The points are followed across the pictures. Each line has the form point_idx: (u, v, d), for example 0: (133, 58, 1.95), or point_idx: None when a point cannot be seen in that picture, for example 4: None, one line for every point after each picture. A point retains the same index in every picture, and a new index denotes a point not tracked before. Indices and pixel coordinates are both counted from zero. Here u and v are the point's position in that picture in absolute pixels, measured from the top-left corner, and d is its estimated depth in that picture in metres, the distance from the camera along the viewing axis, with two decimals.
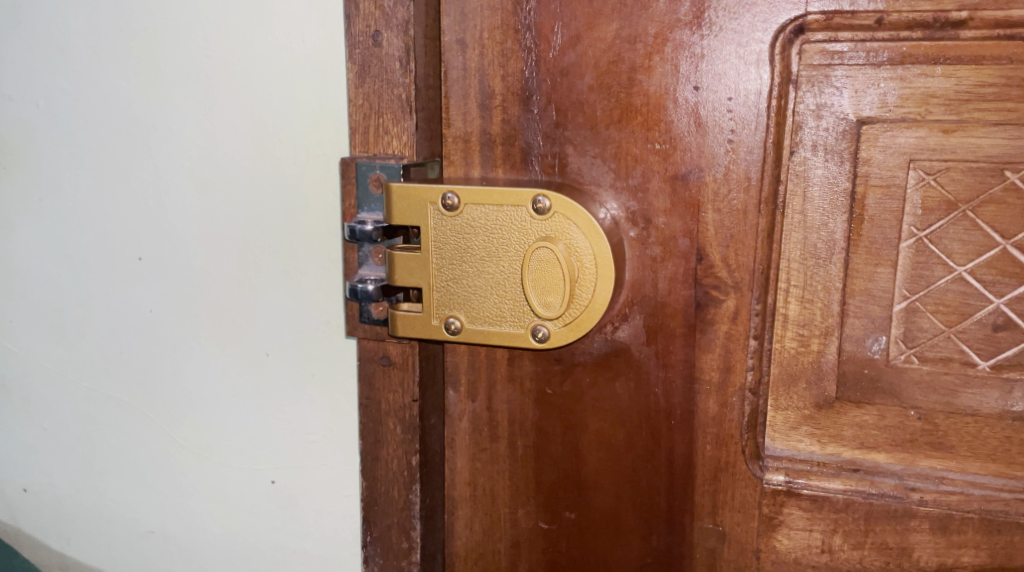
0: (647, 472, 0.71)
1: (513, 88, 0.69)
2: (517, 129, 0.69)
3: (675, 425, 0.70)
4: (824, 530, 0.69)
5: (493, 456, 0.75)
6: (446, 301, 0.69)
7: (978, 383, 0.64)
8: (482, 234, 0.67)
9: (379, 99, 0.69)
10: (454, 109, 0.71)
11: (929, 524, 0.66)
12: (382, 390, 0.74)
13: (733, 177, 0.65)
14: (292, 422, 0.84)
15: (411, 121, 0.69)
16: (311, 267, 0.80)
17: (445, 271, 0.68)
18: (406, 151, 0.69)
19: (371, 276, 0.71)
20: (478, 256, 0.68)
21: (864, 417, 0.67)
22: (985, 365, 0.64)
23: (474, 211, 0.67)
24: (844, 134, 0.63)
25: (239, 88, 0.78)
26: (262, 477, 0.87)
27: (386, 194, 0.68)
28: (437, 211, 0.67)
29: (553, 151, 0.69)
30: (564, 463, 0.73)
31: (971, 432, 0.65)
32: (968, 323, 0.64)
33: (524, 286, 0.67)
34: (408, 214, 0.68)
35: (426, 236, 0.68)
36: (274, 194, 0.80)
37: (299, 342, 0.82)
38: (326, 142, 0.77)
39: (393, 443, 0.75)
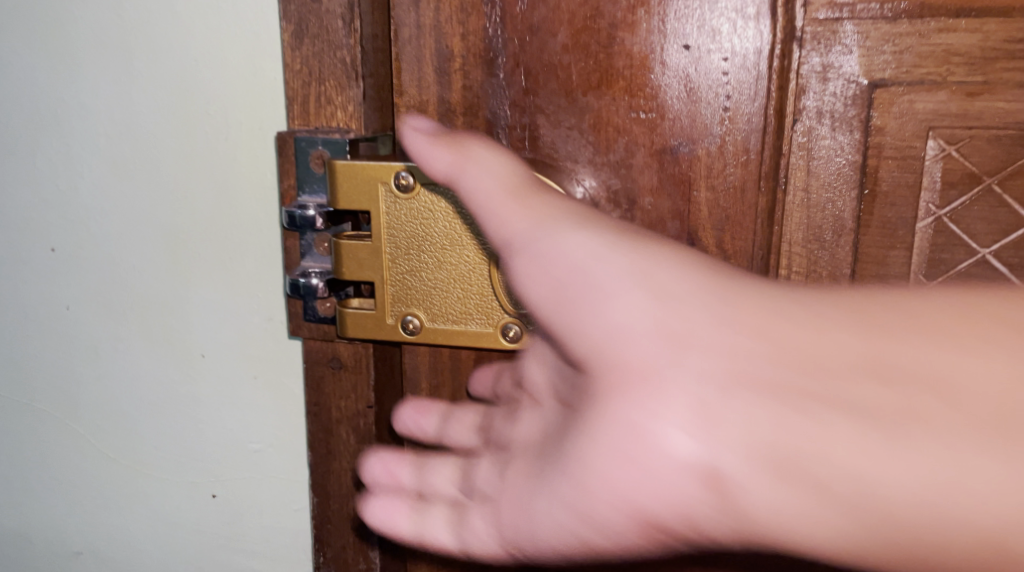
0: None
1: (474, 50, 0.60)
2: (480, 97, 0.60)
3: None
4: (533, 540, 0.51)
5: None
6: (402, 297, 0.61)
7: (664, 329, 0.47)
8: (440, 218, 0.59)
9: (320, 62, 0.60)
10: (407, 74, 0.61)
11: (766, 501, 0.45)
12: (332, 396, 0.65)
13: (728, 150, 0.58)
14: (232, 431, 0.75)
15: (357, 89, 0.60)
16: (249, 258, 0.71)
17: (400, 258, 0.60)
18: (352, 124, 0.61)
19: (315, 268, 0.62)
20: (438, 242, 0.59)
21: (584, 401, 0.49)
22: (654, 301, 0.47)
23: (431, 190, 0.58)
24: (853, 99, 0.56)
25: (160, 53, 0.68)
26: (202, 490, 0.78)
27: (329, 172, 0.59)
28: (389, 191, 0.59)
29: (522, 122, 0.60)
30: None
31: (678, 376, 0.46)
32: (642, 256, 0.48)
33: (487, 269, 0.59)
34: (355, 194, 0.60)
35: (378, 221, 0.60)
36: (203, 176, 0.70)
37: (238, 341, 0.73)
38: (261, 114, 0.67)
39: (347, 456, 0.67)
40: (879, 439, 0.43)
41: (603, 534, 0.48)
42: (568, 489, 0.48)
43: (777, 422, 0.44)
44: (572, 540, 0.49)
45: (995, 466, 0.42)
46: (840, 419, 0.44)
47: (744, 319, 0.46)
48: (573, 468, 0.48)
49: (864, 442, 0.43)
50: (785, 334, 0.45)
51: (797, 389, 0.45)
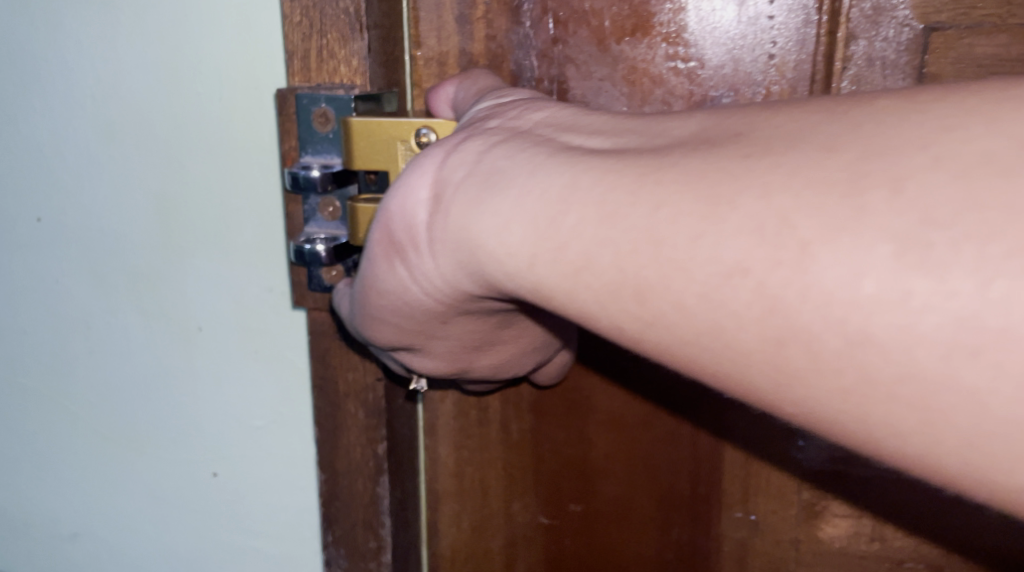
0: (662, 451, 0.68)
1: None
2: (505, 48, 0.60)
3: (701, 406, 0.66)
4: (363, 300, 0.52)
5: (482, 443, 0.69)
6: None
7: (485, 116, 0.50)
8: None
9: (320, 13, 0.56)
10: (424, 26, 0.60)
11: (462, 221, 0.45)
12: (340, 368, 0.63)
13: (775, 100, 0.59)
14: (232, 405, 0.72)
15: (362, 41, 0.56)
16: (247, 226, 0.67)
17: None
18: (357, 80, 0.57)
19: (321, 234, 0.58)
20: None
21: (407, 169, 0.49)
22: (490, 101, 0.52)
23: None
24: (908, 46, 0.56)
25: (147, 7, 0.64)
26: (201, 468, 0.75)
27: (342, 128, 0.56)
28: (411, 150, 0.56)
29: (550, 74, 0.60)
30: (568, 447, 0.69)
31: (470, 130, 0.48)
32: (515, 91, 0.52)
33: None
34: (372, 154, 0.56)
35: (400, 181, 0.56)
36: (197, 138, 0.66)
37: (236, 313, 0.69)
38: (258, 72, 0.63)
39: (355, 430, 0.64)
40: (582, 166, 0.41)
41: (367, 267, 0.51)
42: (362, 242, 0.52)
43: (499, 155, 0.45)
44: (366, 280, 0.51)
45: (782, 195, 0.36)
46: (599, 141, 0.44)
47: (549, 108, 0.48)
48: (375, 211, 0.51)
49: (541, 158, 0.43)
50: (576, 120, 0.46)
51: (564, 144, 0.44)
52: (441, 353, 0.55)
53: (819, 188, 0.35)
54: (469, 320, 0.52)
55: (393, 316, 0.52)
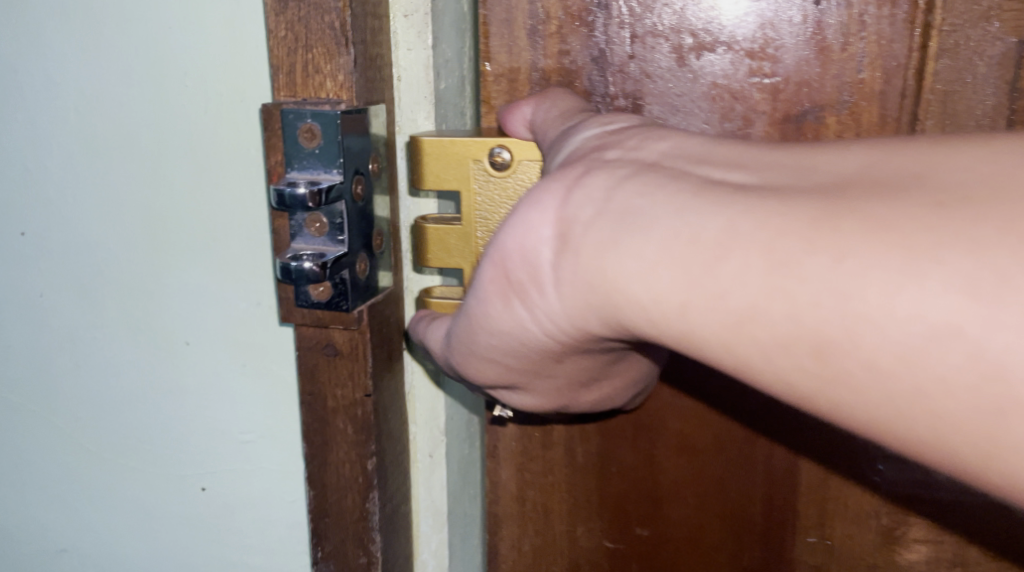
0: (730, 473, 0.68)
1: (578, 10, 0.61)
2: (578, 64, 0.62)
3: (776, 426, 0.66)
4: (472, 337, 0.55)
5: (547, 467, 0.70)
6: None
7: (599, 146, 0.51)
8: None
9: (305, 27, 0.56)
10: (495, 41, 0.63)
11: (596, 263, 0.46)
12: (328, 384, 0.63)
13: (861, 117, 0.61)
14: (219, 420, 0.71)
15: (347, 56, 0.55)
16: (234, 240, 0.67)
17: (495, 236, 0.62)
18: (343, 95, 0.56)
19: (306, 250, 0.58)
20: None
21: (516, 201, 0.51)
22: (598, 129, 0.53)
23: (528, 169, 0.61)
24: (998, 60, 0.59)
25: (131, 20, 0.63)
26: (189, 483, 0.74)
27: (413, 146, 0.62)
28: (482, 169, 0.61)
29: (626, 91, 0.62)
30: (635, 471, 0.69)
31: (588, 162, 0.49)
32: (620, 116, 0.53)
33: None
34: (441, 174, 0.62)
35: (469, 199, 0.62)
36: (183, 153, 0.65)
37: (224, 328, 0.69)
38: (243, 85, 0.63)
39: (345, 445, 0.64)
40: (731, 209, 0.43)
41: (480, 303, 0.52)
42: (475, 275, 0.53)
43: (633, 191, 0.46)
44: (481, 316, 0.53)
45: (969, 242, 0.38)
46: (741, 176, 0.46)
47: (671, 137, 0.50)
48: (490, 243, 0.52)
49: (682, 197, 0.45)
50: (706, 151, 0.48)
51: (704, 177, 0.46)
52: (543, 390, 0.58)
53: (1000, 229, 0.38)
54: (580, 360, 0.54)
55: (504, 351, 0.54)
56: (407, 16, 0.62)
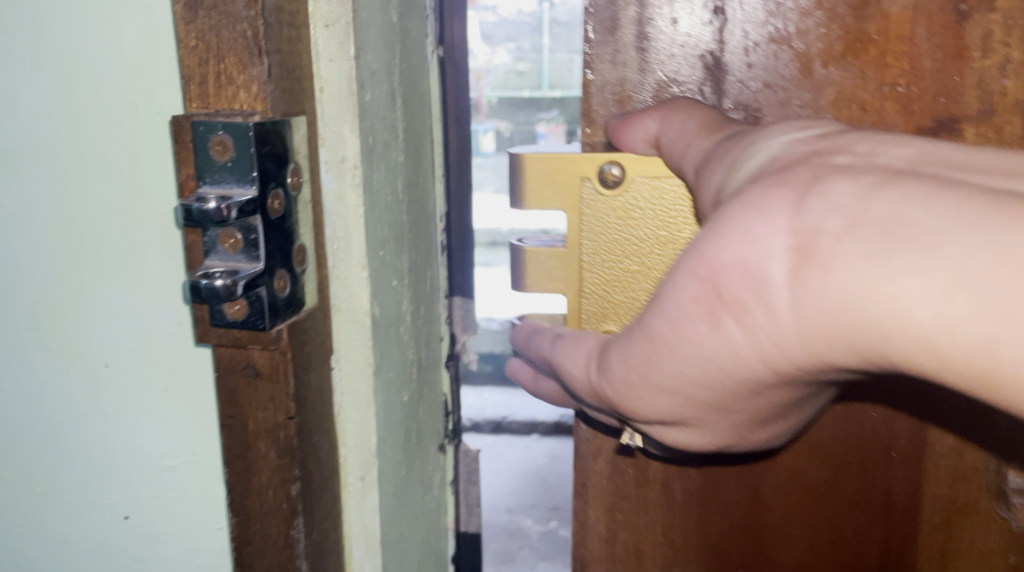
0: (831, 502, 0.81)
1: (680, 24, 0.73)
2: (691, 75, 0.74)
3: (893, 458, 0.79)
4: (662, 357, 0.57)
5: (639, 506, 0.83)
6: (595, 293, 0.74)
7: (814, 152, 0.54)
8: (643, 213, 0.73)
9: (216, 37, 0.54)
10: (609, 55, 0.75)
11: (854, 280, 0.49)
12: (248, 406, 0.60)
13: (1003, 127, 0.72)
14: (142, 447, 0.69)
15: (261, 66, 0.54)
16: (153, 257, 0.64)
17: (601, 250, 0.74)
18: (257, 106, 0.54)
19: (219, 267, 0.56)
20: (636, 237, 0.74)
21: (727, 205, 0.53)
22: (798, 138, 0.56)
23: (638, 185, 0.72)
24: None
25: (43, 31, 0.61)
26: (111, 512, 0.71)
27: (520, 164, 0.72)
28: (592, 187, 0.73)
29: (743, 101, 0.74)
30: (739, 510, 0.82)
31: (815, 167, 0.52)
32: (817, 123, 0.57)
33: (656, 245, 0.74)
34: (545, 188, 0.73)
35: (575, 219, 0.74)
36: (100, 167, 0.63)
37: (145, 349, 0.66)
38: (158, 96, 0.60)
39: (267, 470, 0.61)
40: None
41: (683, 320, 0.55)
42: (669, 290, 0.56)
43: (895, 198, 0.49)
44: (670, 336, 0.56)
45: None
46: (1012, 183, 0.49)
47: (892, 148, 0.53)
48: (687, 252, 0.55)
49: (966, 205, 0.47)
50: (947, 156, 0.52)
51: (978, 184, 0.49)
52: (710, 427, 0.62)
53: None
54: (774, 396, 0.58)
55: (684, 376, 0.57)
56: (328, 26, 0.61)
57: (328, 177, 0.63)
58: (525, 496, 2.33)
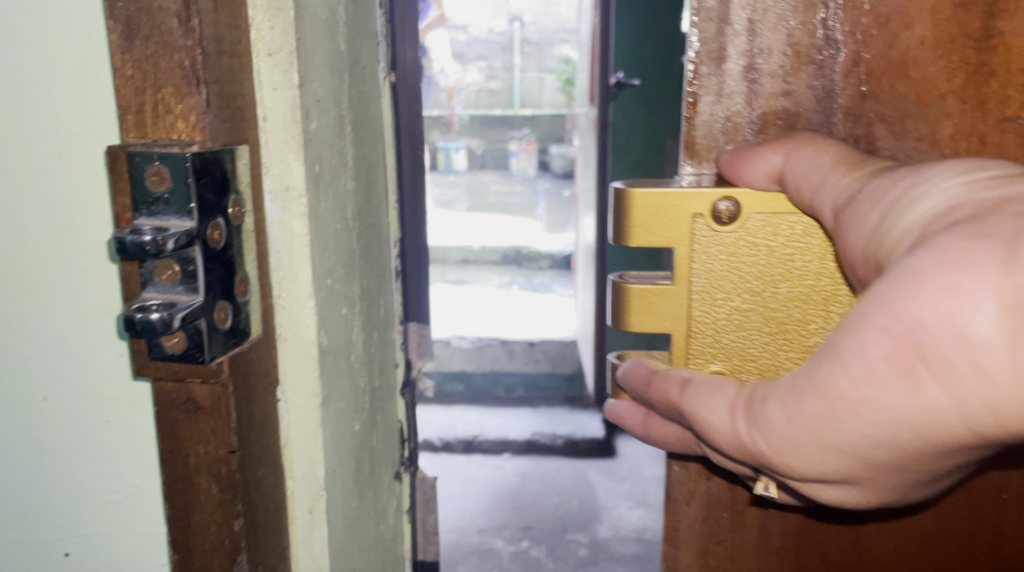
0: (942, 556, 0.69)
1: (792, 51, 0.63)
2: (800, 105, 0.64)
3: (1007, 500, 0.67)
4: (841, 417, 0.50)
5: (733, 552, 0.70)
6: (704, 340, 0.64)
7: (999, 198, 0.47)
8: (760, 253, 0.63)
9: (154, 67, 0.53)
10: (706, 84, 0.64)
11: None
12: (189, 441, 0.59)
13: None
14: (83, 483, 0.67)
15: (200, 96, 0.53)
16: (93, 287, 0.63)
17: (708, 290, 0.63)
18: (195, 136, 0.54)
19: (156, 300, 0.54)
20: (753, 280, 0.63)
21: (920, 255, 0.47)
22: (974, 180, 0.49)
23: (755, 221, 0.63)
24: None
25: None
26: (52, 547, 0.69)
27: (624, 199, 0.63)
28: (706, 223, 0.63)
29: (856, 132, 0.63)
30: (841, 558, 0.70)
31: (1017, 215, 0.45)
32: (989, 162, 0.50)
33: (771, 285, 0.63)
34: (650, 226, 0.63)
35: (684, 257, 0.63)
36: (39, 196, 0.62)
37: (87, 382, 0.65)
38: (97, 125, 0.59)
39: (209, 507, 0.59)
40: None
41: (870, 380, 0.48)
42: (850, 344, 0.48)
43: None
44: (854, 396, 0.49)
45: None
46: None
47: None
48: (867, 303, 0.48)
49: None
50: None
51: None
52: (879, 487, 0.54)
53: None
54: (960, 457, 0.51)
55: (865, 435, 0.50)
56: (271, 55, 0.60)
57: (273, 207, 0.62)
58: (497, 516, 2.31)
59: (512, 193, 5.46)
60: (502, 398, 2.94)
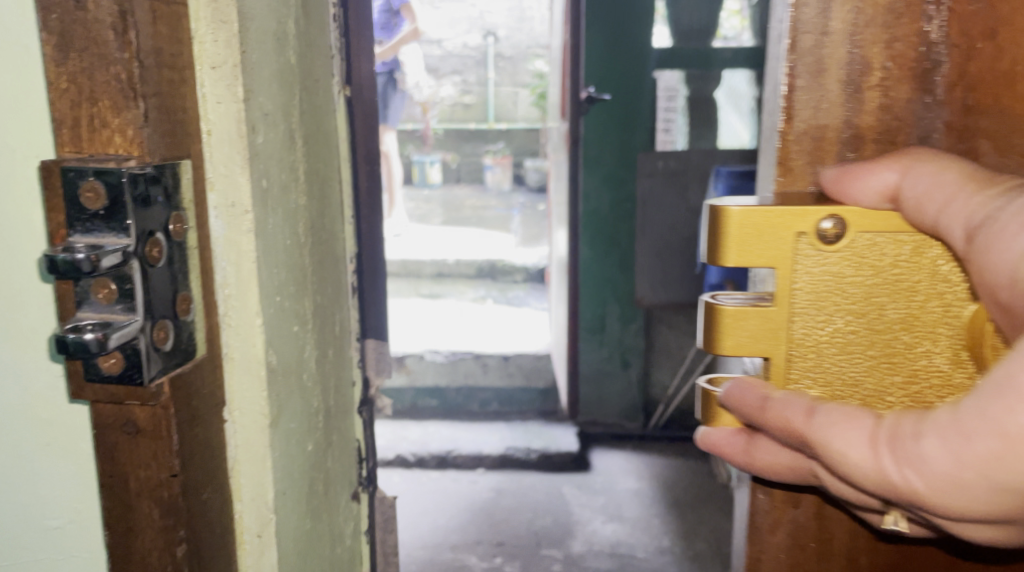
0: None
1: (891, 62, 0.56)
2: (900, 118, 0.56)
3: None
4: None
5: None
6: (805, 368, 0.55)
7: None
8: (870, 274, 0.55)
9: (89, 80, 0.52)
10: (803, 98, 0.57)
11: None
12: (128, 464, 0.57)
13: None
14: (23, 509, 0.64)
15: (137, 110, 0.51)
16: (33, 307, 0.61)
17: (809, 310, 0.55)
18: (133, 151, 0.52)
19: (92, 320, 0.53)
20: (862, 303, 0.55)
21: None
22: None
23: (863, 239, 0.54)
24: None
25: None
26: None
27: (719, 218, 0.55)
28: (809, 241, 0.55)
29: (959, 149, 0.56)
30: None
31: None
32: None
33: (877, 306, 0.55)
34: (750, 245, 0.54)
35: (785, 276, 0.55)
36: None
37: (26, 405, 0.62)
38: (36, 140, 0.58)
39: (150, 533, 0.57)
40: None
41: None
42: None
43: None
44: None
45: None
46: None
47: None
48: None
49: None
50: None
51: None
52: None
53: None
54: None
55: None
56: (215, 68, 0.59)
57: (218, 223, 0.61)
58: (471, 532, 2.29)
59: (486, 206, 5.44)
60: (476, 412, 2.94)
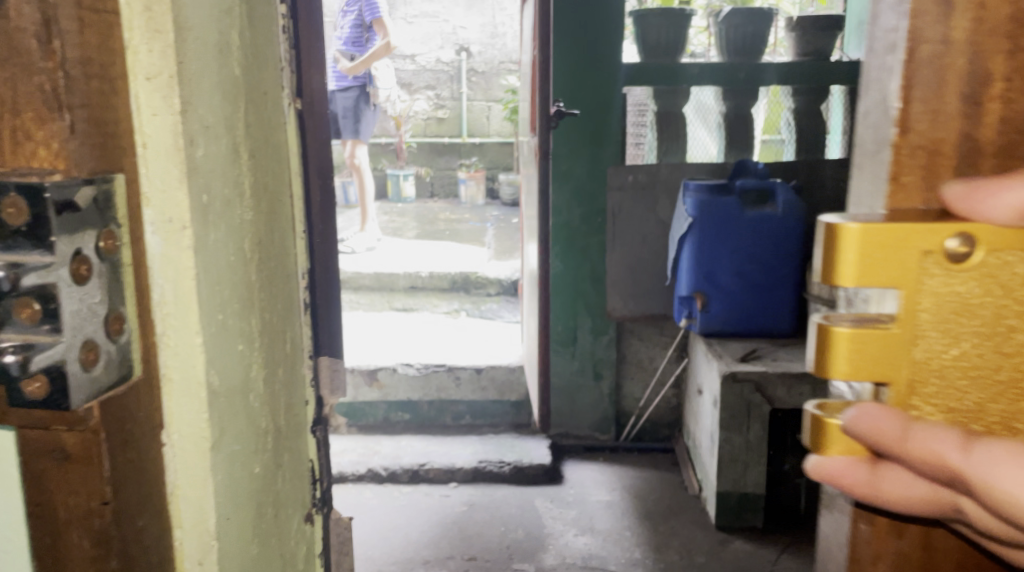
0: None
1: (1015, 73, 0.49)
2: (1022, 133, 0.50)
3: None
4: None
5: None
6: (926, 398, 0.48)
7: None
8: (1004, 295, 0.47)
9: (13, 91, 0.49)
10: (917, 109, 0.50)
11: None
12: (57, 492, 0.54)
13: None
14: None
15: (64, 122, 0.49)
16: None
17: (935, 332, 0.48)
18: (60, 164, 0.50)
19: (13, 343, 0.50)
20: (993, 325, 0.48)
21: None
22: None
23: (995, 258, 0.47)
24: None
25: None
26: None
27: (835, 235, 0.47)
28: (937, 260, 0.47)
29: None
30: None
31: None
32: None
33: (1007, 328, 0.48)
34: (871, 266, 0.47)
35: (911, 298, 0.47)
36: None
37: None
38: None
39: (80, 563, 0.55)
40: None
41: None
42: None
43: None
44: None
45: None
46: None
47: None
48: None
49: None
50: None
51: None
52: None
53: None
54: None
55: None
56: (149, 79, 0.57)
57: (154, 239, 0.59)
58: (443, 547, 2.26)
59: (459, 220, 5.43)
60: (449, 426, 2.92)
